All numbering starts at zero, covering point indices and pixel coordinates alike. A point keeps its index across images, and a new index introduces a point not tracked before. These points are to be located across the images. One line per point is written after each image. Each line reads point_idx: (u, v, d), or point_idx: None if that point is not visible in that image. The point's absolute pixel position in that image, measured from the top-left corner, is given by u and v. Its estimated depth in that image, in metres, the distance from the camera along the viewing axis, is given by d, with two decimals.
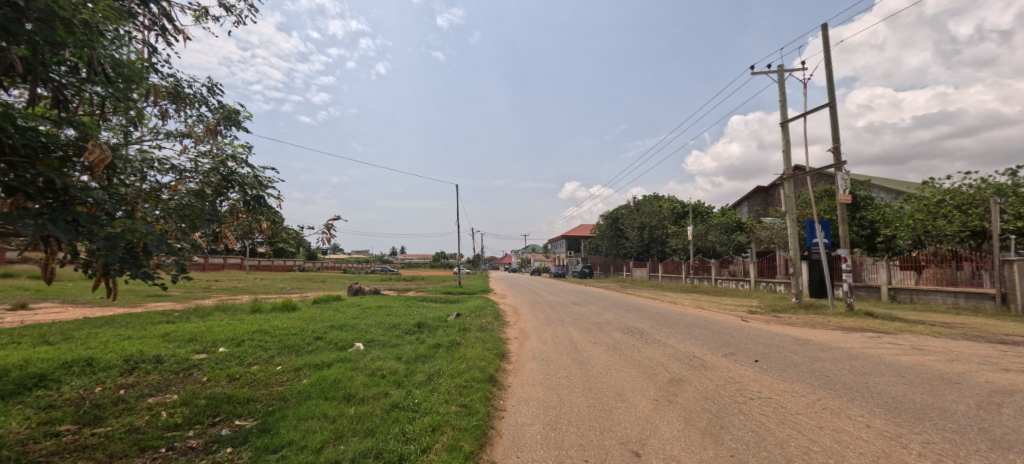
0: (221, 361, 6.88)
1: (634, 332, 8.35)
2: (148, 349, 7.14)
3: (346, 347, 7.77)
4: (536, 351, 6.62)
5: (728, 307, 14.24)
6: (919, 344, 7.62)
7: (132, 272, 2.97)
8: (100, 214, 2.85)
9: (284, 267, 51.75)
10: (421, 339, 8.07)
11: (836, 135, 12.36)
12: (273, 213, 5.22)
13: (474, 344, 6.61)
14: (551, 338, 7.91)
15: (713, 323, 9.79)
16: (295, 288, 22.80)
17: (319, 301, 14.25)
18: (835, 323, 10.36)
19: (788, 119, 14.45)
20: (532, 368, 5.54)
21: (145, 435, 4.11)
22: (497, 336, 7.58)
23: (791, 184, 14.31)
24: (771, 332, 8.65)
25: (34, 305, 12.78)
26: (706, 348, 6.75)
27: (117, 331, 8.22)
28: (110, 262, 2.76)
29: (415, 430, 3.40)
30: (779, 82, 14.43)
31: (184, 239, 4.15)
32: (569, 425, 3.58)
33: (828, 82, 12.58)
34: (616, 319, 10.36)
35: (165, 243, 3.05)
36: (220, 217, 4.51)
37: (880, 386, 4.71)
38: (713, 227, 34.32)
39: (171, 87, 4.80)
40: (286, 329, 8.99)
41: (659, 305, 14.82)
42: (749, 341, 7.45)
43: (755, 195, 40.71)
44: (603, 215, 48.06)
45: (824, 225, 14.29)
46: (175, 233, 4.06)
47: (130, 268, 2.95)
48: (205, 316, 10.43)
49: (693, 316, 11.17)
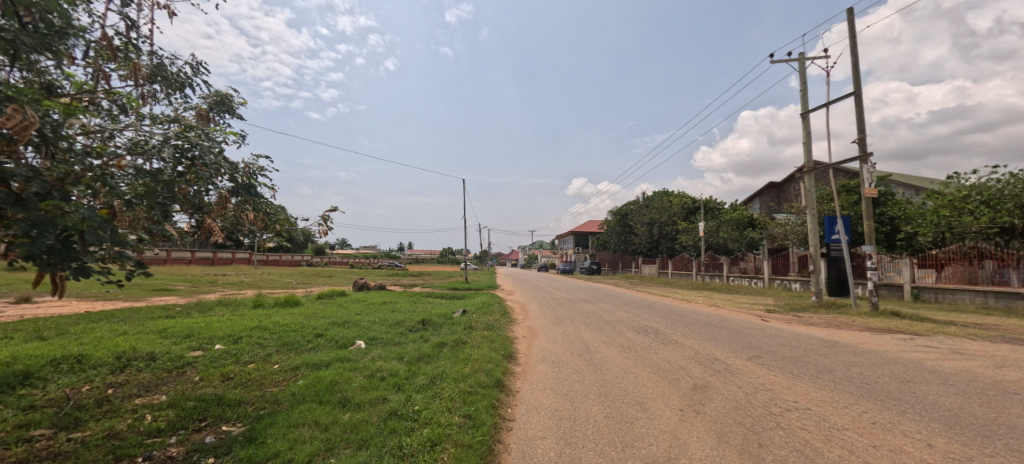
0: (217, 359, 6.59)
1: (648, 331, 7.94)
2: (142, 345, 6.87)
3: (347, 345, 7.45)
4: (546, 352, 6.19)
5: (744, 306, 13.73)
6: (957, 348, 7.09)
7: (67, 266, 2.62)
8: (26, 195, 2.49)
9: (292, 262, 52.04)
10: (425, 337, 7.73)
11: (862, 125, 11.74)
12: (267, 204, 4.87)
13: (479, 345, 6.22)
14: (561, 337, 7.51)
15: (730, 322, 9.29)
16: (302, 283, 22.68)
17: (324, 297, 14.01)
18: (860, 323, 9.82)
19: (809, 110, 13.80)
20: (543, 371, 5.15)
21: (124, 441, 3.80)
22: (504, 335, 7.20)
23: (812, 177, 13.68)
24: (794, 332, 8.17)
25: (39, 298, 12.71)
26: (727, 349, 6.29)
27: (113, 326, 7.98)
28: (32, 252, 2.37)
29: (413, 444, 3.03)
30: (800, 71, 13.80)
31: (151, 228, 3.76)
32: (585, 440, 3.18)
33: (853, 69, 11.95)
34: (627, 317, 9.94)
35: (108, 230, 2.70)
36: (198, 205, 4.13)
37: (929, 396, 4.23)
38: (724, 223, 33.61)
39: (156, 67, 4.47)
40: (286, 326, 8.69)
41: (672, 303, 14.33)
42: (773, 342, 6.98)
43: (767, 191, 39.91)
44: (611, 211, 47.44)
45: (845, 221, 13.69)
46: (141, 221, 3.65)
47: (66, 261, 2.60)
48: (205, 311, 10.21)
49: (708, 315, 10.69)
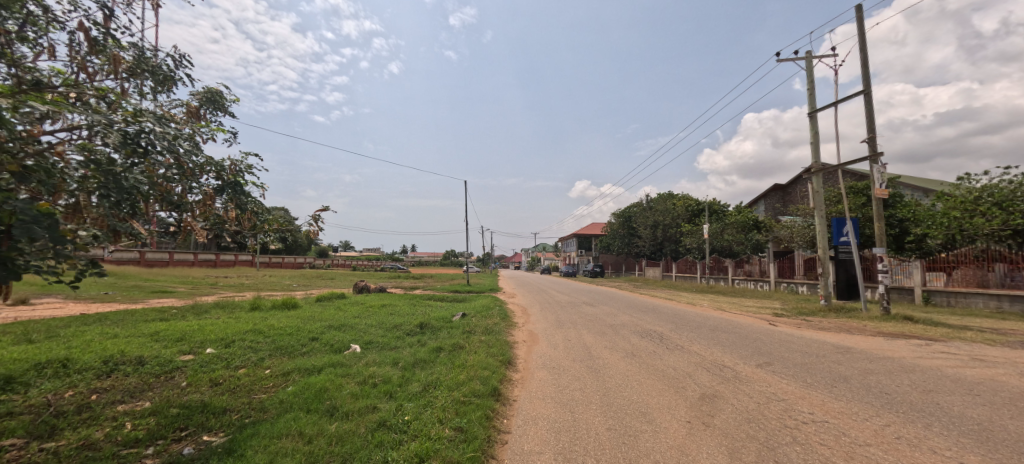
0: (207, 363, 6.39)
1: (652, 336, 7.68)
2: (131, 349, 6.69)
3: (342, 349, 7.23)
4: (546, 358, 5.93)
5: (750, 309, 13.44)
6: (976, 354, 6.78)
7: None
8: None
9: (294, 264, 52.02)
10: (422, 341, 7.51)
11: (872, 124, 11.43)
12: (255, 203, 4.75)
13: (477, 350, 5.99)
14: (563, 342, 7.26)
15: (737, 326, 9.01)
16: (302, 285, 22.57)
17: (323, 299, 13.82)
18: (872, 328, 9.50)
19: (816, 109, 13.50)
20: (542, 379, 4.91)
21: (97, 452, 3.59)
22: (503, 339, 6.96)
23: (820, 178, 13.37)
24: (804, 338, 7.87)
25: (36, 300, 12.61)
26: (736, 355, 6.02)
27: (105, 329, 7.83)
28: None
29: (398, 460, 2.80)
30: (807, 69, 13.50)
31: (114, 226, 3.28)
32: (585, 456, 2.92)
33: (862, 67, 11.65)
34: (631, 321, 9.68)
35: (43, 228, 2.34)
36: (177, 203, 3.94)
37: (955, 407, 3.95)
38: (729, 225, 33.24)
39: (143, 62, 4.31)
40: (281, 329, 8.49)
41: (677, 306, 14.04)
42: (783, 348, 6.69)
43: (772, 193, 39.49)
44: (615, 213, 47.12)
45: (855, 223, 13.36)
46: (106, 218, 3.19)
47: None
48: (201, 314, 10.04)
49: (713, 319, 10.41)
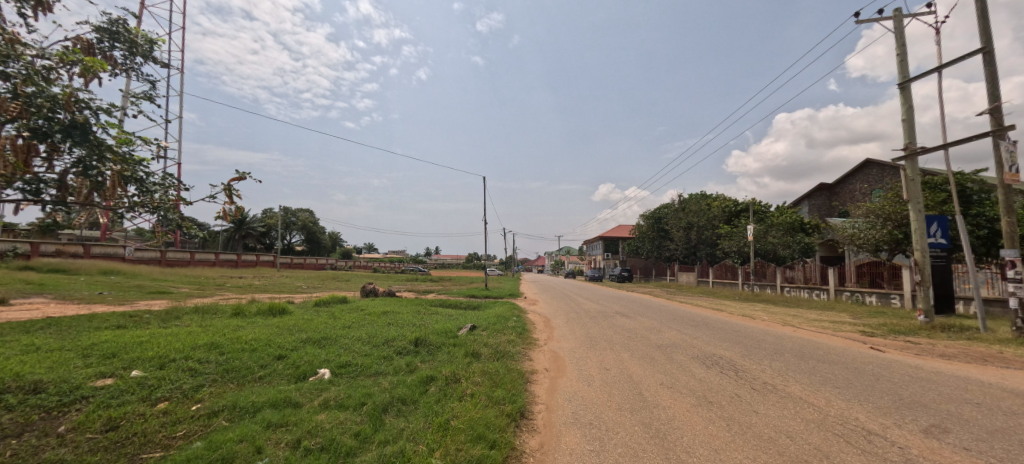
0: (120, 393, 4.79)
1: (721, 366, 5.63)
2: (35, 370, 5.20)
3: (307, 376, 5.50)
4: (578, 404, 3.98)
5: (825, 325, 10.94)
6: None
7: None
8: None
9: (315, 265, 51.72)
10: (412, 366, 5.74)
11: (994, 91, 8.84)
12: (130, 164, 3.15)
13: (475, 391, 4.09)
14: (598, 371, 5.32)
15: (828, 351, 6.76)
16: (310, 287, 21.37)
17: (320, 304, 12.35)
18: (1016, 357, 7.02)
19: (909, 79, 10.88)
20: (572, 452, 2.97)
21: None
22: (516, 369, 5.08)
23: (915, 163, 10.79)
24: (940, 373, 5.56)
25: (19, 300, 11.70)
26: (876, 411, 3.87)
27: (35, 340, 6.49)
28: None
29: None
30: (896, 32, 10.91)
31: None
32: None
33: (981, 18, 9.07)
34: (682, 340, 7.58)
35: None
36: None
37: None
38: (773, 226, 29.99)
39: None
40: (247, 343, 6.95)
41: (728, 319, 11.73)
42: (933, 394, 4.45)
43: (817, 193, 36.09)
44: (643, 215, 44.24)
45: (942, 224, 11.17)
46: None
47: None
48: (168, 321, 8.71)
49: (785, 338, 8.15)
